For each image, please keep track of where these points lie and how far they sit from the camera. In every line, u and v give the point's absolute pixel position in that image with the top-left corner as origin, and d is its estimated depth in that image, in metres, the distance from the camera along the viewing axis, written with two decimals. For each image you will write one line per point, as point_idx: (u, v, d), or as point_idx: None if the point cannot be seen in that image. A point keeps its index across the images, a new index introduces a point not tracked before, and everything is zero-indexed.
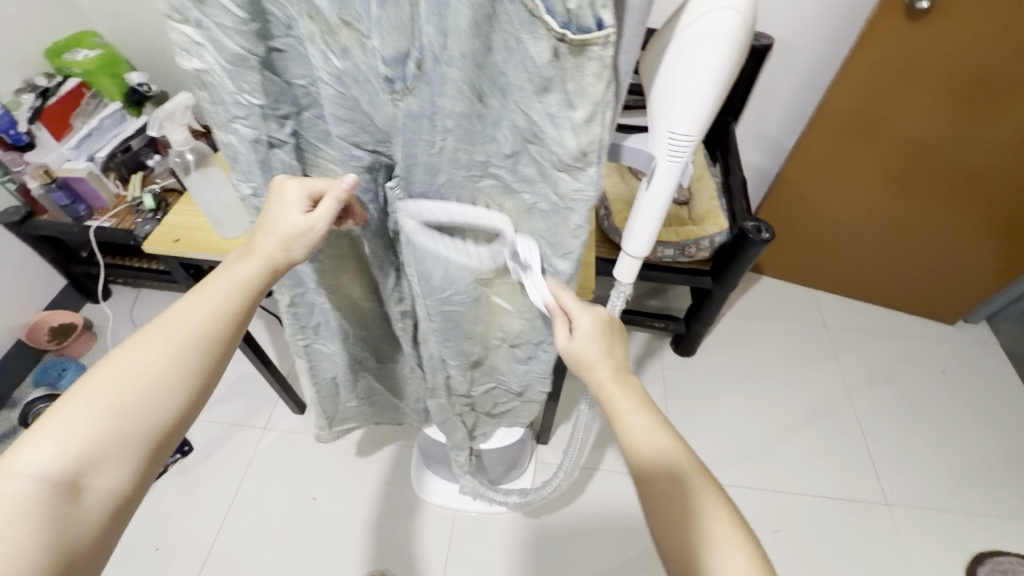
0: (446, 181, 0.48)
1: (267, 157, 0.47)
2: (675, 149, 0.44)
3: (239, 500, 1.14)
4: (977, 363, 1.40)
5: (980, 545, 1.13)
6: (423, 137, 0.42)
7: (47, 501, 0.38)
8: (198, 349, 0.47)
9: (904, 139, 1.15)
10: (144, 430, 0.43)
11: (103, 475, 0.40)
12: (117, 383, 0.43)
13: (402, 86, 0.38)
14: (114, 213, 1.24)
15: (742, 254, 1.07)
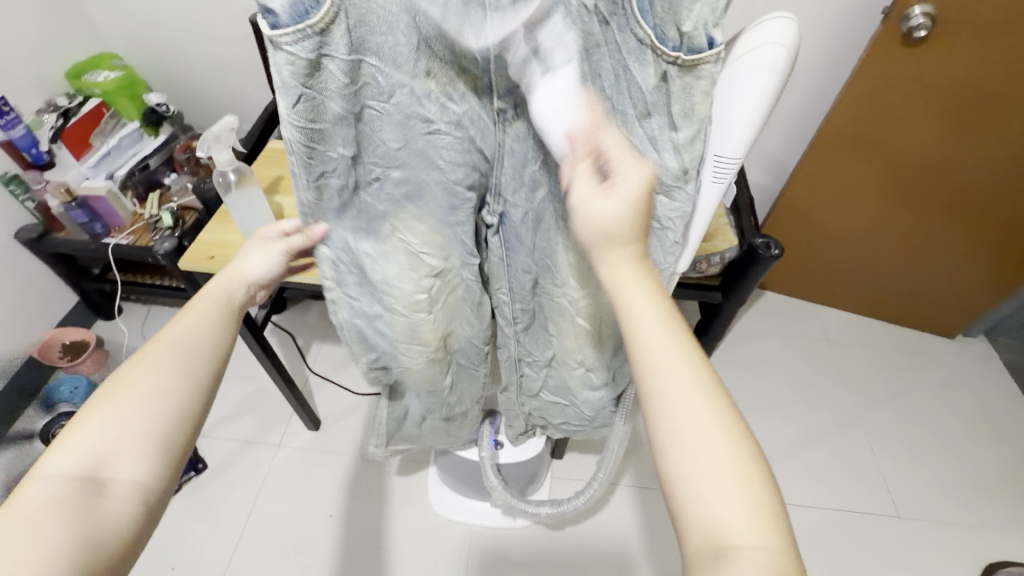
0: (545, 196, 0.54)
1: (348, 200, 0.52)
2: (721, 170, 0.50)
3: (254, 517, 1.14)
4: (978, 376, 1.44)
5: (990, 555, 1.14)
6: (529, 159, 0.51)
7: (72, 499, 0.41)
8: (198, 356, 0.47)
9: (902, 160, 1.20)
10: (163, 427, 0.44)
11: (125, 470, 0.42)
12: (122, 391, 0.44)
13: (511, 112, 0.47)
14: (131, 230, 1.27)
15: (753, 270, 1.09)
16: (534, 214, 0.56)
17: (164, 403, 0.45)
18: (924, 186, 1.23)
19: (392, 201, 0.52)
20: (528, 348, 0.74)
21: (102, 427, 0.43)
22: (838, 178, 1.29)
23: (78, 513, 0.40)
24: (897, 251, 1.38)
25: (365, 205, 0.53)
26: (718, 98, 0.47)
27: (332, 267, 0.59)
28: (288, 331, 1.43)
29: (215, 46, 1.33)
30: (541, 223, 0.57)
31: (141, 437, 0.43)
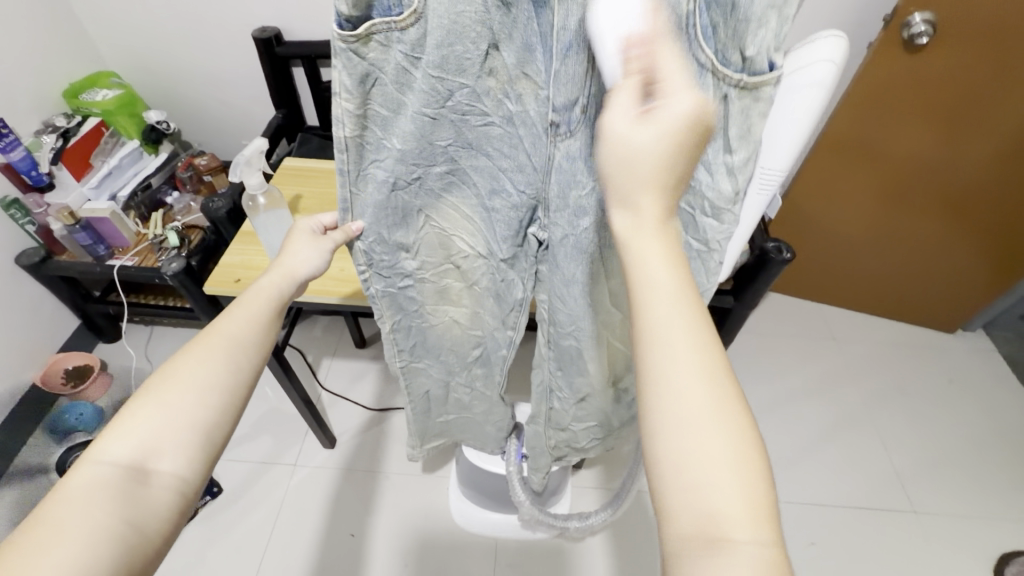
0: (591, 225, 0.51)
1: (392, 198, 0.53)
2: (766, 182, 0.51)
3: (273, 540, 1.11)
4: (978, 369, 1.47)
5: (1004, 546, 1.17)
6: (579, 180, 0.48)
7: (119, 484, 0.39)
8: (246, 348, 0.48)
9: (904, 160, 1.22)
10: (207, 421, 0.44)
11: (171, 459, 0.41)
12: (173, 380, 0.43)
13: (565, 128, 0.45)
14: (137, 251, 1.25)
15: (763, 273, 1.10)
16: (578, 241, 0.53)
17: (212, 394, 0.44)
18: (921, 187, 1.26)
19: (432, 194, 0.55)
20: (557, 382, 0.73)
21: (150, 417, 0.42)
22: (843, 184, 1.32)
23: (125, 501, 0.38)
24: (894, 249, 1.41)
25: (400, 203, 0.54)
26: (776, 113, 0.47)
27: (365, 257, 0.58)
28: (297, 349, 1.41)
29: (217, 65, 1.32)
30: (584, 253, 0.54)
31: (188, 426, 0.42)
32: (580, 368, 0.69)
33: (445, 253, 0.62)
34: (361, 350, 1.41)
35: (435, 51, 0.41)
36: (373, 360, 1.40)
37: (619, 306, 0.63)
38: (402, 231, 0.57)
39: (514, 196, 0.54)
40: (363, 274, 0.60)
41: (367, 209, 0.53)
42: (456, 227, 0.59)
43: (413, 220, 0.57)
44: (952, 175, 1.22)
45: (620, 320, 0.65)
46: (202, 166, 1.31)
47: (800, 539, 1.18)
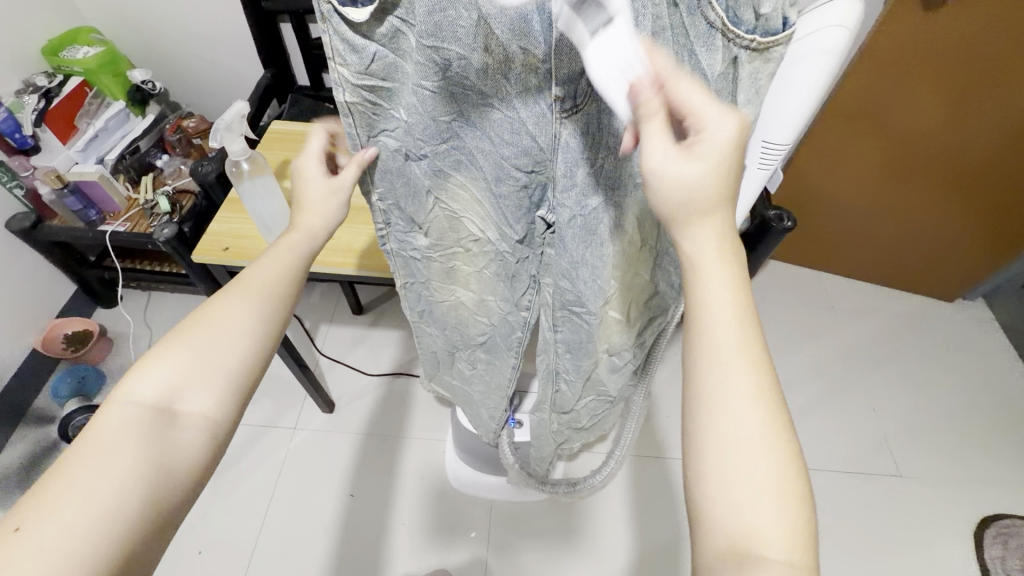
0: (600, 203, 0.46)
1: (402, 166, 0.50)
2: (768, 156, 0.49)
3: (276, 499, 1.15)
4: (974, 338, 1.47)
5: (987, 510, 1.20)
6: (586, 157, 0.43)
7: (151, 419, 0.41)
8: (273, 292, 0.49)
9: (912, 126, 1.18)
10: (236, 363, 0.45)
11: (197, 400, 0.43)
12: (205, 325, 0.45)
13: (572, 104, 0.39)
14: (128, 217, 1.23)
15: (761, 242, 1.08)
16: (586, 223, 0.48)
17: (239, 341, 0.46)
18: (938, 152, 1.21)
19: (439, 173, 0.50)
20: (564, 364, 0.69)
21: (179, 358, 0.44)
22: (861, 152, 1.27)
23: (154, 438, 0.41)
24: (889, 212, 1.38)
25: (408, 174, 0.51)
26: (779, 82, 0.43)
27: (382, 215, 0.57)
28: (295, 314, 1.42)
29: (201, 20, 1.26)
30: (594, 236, 0.49)
31: (215, 366, 0.44)
32: (587, 350, 0.65)
33: (455, 236, 0.58)
34: (358, 315, 1.42)
35: (426, 19, 0.36)
36: (370, 325, 1.41)
37: (620, 288, 0.57)
38: (415, 206, 0.55)
39: (513, 176, 0.47)
40: (381, 232, 0.59)
41: (383, 177, 0.52)
42: (468, 209, 0.54)
43: (422, 202, 0.54)
44: (959, 142, 1.18)
45: (625, 306, 0.61)
46: (191, 128, 1.29)
47: None
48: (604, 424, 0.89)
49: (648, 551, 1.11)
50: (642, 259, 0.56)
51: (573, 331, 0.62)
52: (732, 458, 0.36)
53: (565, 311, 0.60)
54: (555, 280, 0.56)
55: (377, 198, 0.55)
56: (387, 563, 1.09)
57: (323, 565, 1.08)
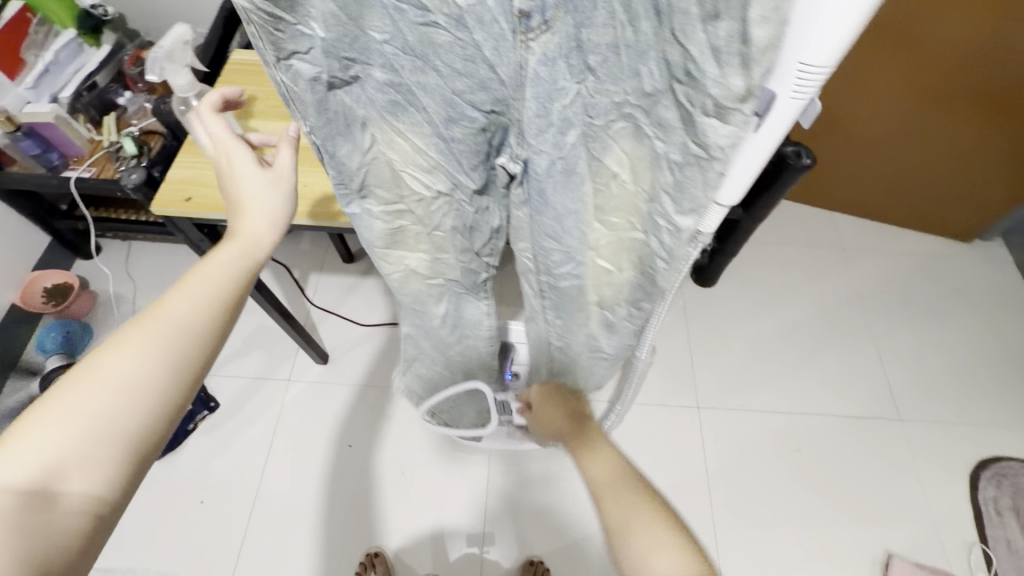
0: (578, 138, 0.42)
1: (327, 100, 0.39)
2: (801, 86, 0.39)
3: (275, 449, 1.15)
4: (988, 280, 1.42)
5: (985, 452, 1.20)
6: (560, 86, 0.38)
7: (18, 509, 0.36)
8: (184, 338, 0.43)
9: (937, 52, 1.08)
10: (132, 431, 0.40)
11: (80, 482, 0.38)
12: (96, 386, 0.40)
13: (538, 20, 0.33)
14: (93, 161, 1.12)
15: (777, 180, 1.00)
16: (567, 163, 0.44)
17: (132, 401, 0.40)
18: (961, 82, 1.11)
19: (371, 108, 0.41)
20: (556, 316, 0.67)
21: (59, 428, 0.38)
22: (880, 86, 1.18)
23: (22, 536, 0.35)
24: (908, 149, 1.29)
25: (338, 107, 0.40)
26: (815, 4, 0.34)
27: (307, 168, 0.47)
28: (282, 264, 1.36)
29: None
30: (573, 176, 0.45)
31: (104, 438, 0.39)
32: (577, 306, 0.63)
33: (399, 191, 0.50)
34: (349, 264, 1.36)
35: None
36: (362, 275, 1.35)
37: (610, 232, 0.52)
38: (342, 153, 0.44)
39: (470, 114, 0.41)
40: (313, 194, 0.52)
41: (309, 112, 0.40)
42: (422, 154, 0.46)
43: (359, 139, 0.44)
44: (979, 67, 1.08)
45: (614, 250, 0.54)
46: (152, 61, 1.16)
47: (785, 446, 1.20)
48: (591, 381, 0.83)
49: None
50: (631, 203, 0.49)
51: (558, 291, 0.61)
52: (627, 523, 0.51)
53: (548, 276, 0.59)
54: (532, 228, 0.53)
55: None
56: (388, 510, 1.10)
57: (325, 513, 1.09)
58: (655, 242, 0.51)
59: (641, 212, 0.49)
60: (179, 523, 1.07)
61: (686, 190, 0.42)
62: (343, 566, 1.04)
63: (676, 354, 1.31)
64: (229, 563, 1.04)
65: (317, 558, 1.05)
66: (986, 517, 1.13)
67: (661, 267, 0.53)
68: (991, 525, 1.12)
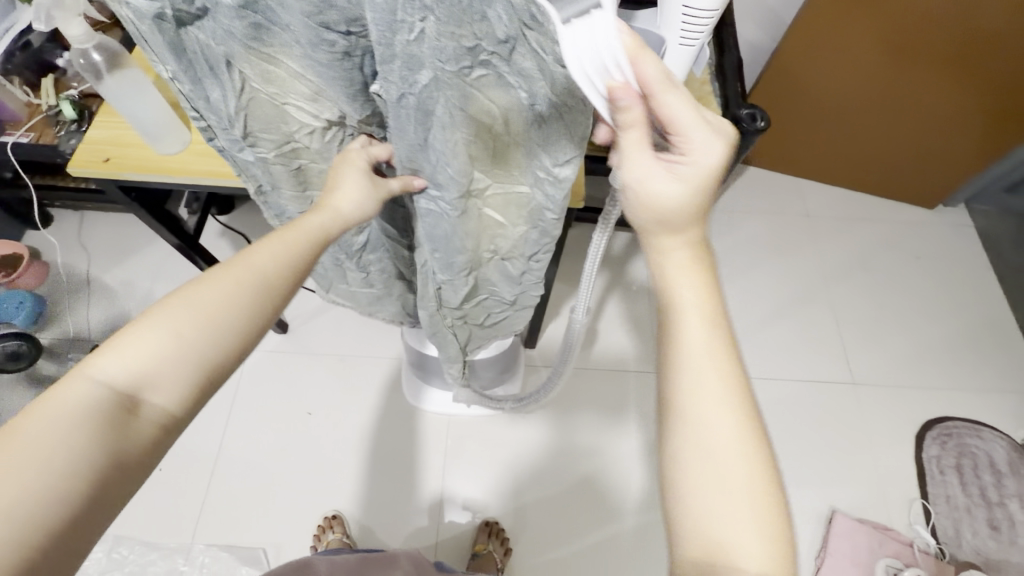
0: (431, 79, 0.40)
1: (180, 39, 0.41)
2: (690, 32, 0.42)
3: (234, 418, 1.14)
4: (949, 246, 1.43)
5: (934, 413, 1.23)
6: (402, 20, 0.35)
7: (105, 409, 0.36)
8: (275, 283, 0.44)
9: (906, 6, 1.07)
10: (214, 359, 0.40)
11: (163, 396, 0.38)
12: (197, 307, 0.40)
13: None
14: (31, 125, 1.06)
15: (733, 145, 0.99)
16: (421, 102, 0.42)
17: (221, 333, 0.40)
18: (930, 37, 1.11)
19: (232, 42, 0.41)
20: (434, 265, 0.63)
21: (155, 341, 0.39)
22: (851, 44, 1.17)
23: (107, 432, 0.36)
24: (874, 111, 1.28)
25: (198, 47, 0.42)
26: None
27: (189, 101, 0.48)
28: (241, 233, 1.32)
29: None
30: (431, 117, 0.44)
31: (191, 360, 0.39)
32: (455, 248, 0.59)
33: (281, 128, 0.51)
34: None
35: None
36: None
37: (496, 183, 0.52)
38: (211, 91, 0.46)
39: (327, 37, 0.38)
40: (203, 126, 0.51)
41: (167, 58, 0.42)
42: (298, 92, 0.46)
43: (224, 81, 0.45)
44: (947, 21, 1.07)
45: (501, 203, 0.54)
46: None
47: None
48: (510, 325, 0.82)
49: (605, 458, 1.13)
50: (511, 158, 0.48)
51: (434, 224, 0.56)
52: (705, 465, 0.39)
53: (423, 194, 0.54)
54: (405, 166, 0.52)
55: (168, 77, 0.45)
56: (350, 474, 1.11)
57: (285, 480, 1.09)
58: (541, 194, 0.52)
59: (523, 168, 0.49)
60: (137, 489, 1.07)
61: (554, 141, 0.45)
62: (303, 529, 1.06)
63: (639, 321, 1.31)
64: (189, 527, 1.04)
65: (277, 522, 1.06)
66: (929, 475, 1.17)
67: (550, 220, 0.55)
68: (933, 482, 1.16)
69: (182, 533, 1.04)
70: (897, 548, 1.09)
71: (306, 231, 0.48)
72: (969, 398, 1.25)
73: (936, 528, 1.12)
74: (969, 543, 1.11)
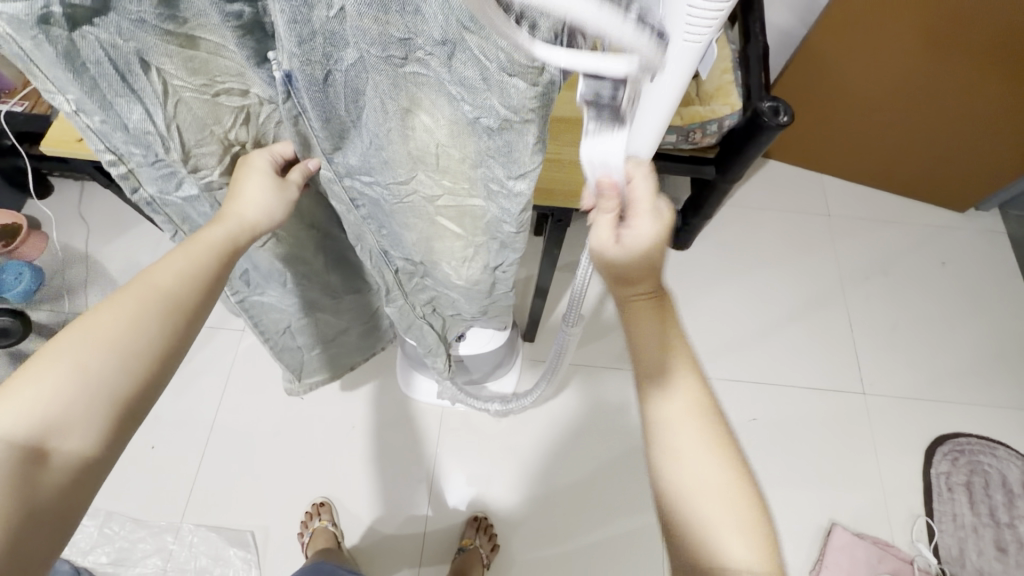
0: (357, 59, 0.38)
1: (73, 46, 0.38)
2: (695, 25, 0.37)
3: (227, 400, 1.13)
4: (977, 253, 1.36)
5: (946, 428, 1.18)
6: None
7: (11, 462, 0.36)
8: (181, 305, 0.44)
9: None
10: (122, 392, 0.41)
11: (75, 440, 0.38)
12: (95, 344, 0.40)
13: None
14: (25, 94, 1.04)
15: (752, 141, 0.92)
16: (350, 84, 0.40)
17: (126, 365, 0.41)
18: (971, 29, 1.02)
19: (137, 35, 0.39)
20: (388, 246, 0.61)
21: (55, 386, 0.38)
22: (886, 33, 1.08)
23: (19, 485, 0.36)
24: (900, 107, 1.20)
25: (98, 51, 0.39)
26: None
27: (101, 138, 0.47)
28: None
29: None
30: (362, 99, 0.42)
31: (97, 398, 0.39)
32: (402, 223, 0.56)
33: (214, 133, 0.49)
34: None
35: None
36: None
37: (448, 194, 0.52)
38: (128, 112, 0.45)
39: (230, 9, 0.38)
40: (115, 161, 0.49)
41: (62, 76, 0.40)
42: (225, 72, 0.44)
43: (140, 88, 0.43)
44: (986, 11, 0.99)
45: (456, 213, 0.54)
46: None
47: (743, 414, 1.19)
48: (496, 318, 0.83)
49: (600, 458, 1.11)
50: (460, 169, 0.48)
51: (374, 206, 0.55)
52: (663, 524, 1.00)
53: (349, 180, 0.51)
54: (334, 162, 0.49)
55: (70, 108, 0.44)
56: (341, 462, 1.10)
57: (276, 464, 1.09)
58: (495, 208, 0.51)
59: (471, 178, 0.48)
60: (129, 465, 1.07)
61: (514, 151, 0.42)
62: (291, 514, 1.05)
63: None
64: (179, 506, 1.05)
65: (265, 506, 1.06)
66: (936, 492, 1.12)
67: (509, 232, 0.53)
68: (939, 500, 1.12)
69: (173, 512, 1.04)
70: (896, 564, 1.06)
71: (204, 242, 0.46)
72: (987, 415, 1.19)
73: (939, 547, 1.09)
74: (972, 564, 1.07)
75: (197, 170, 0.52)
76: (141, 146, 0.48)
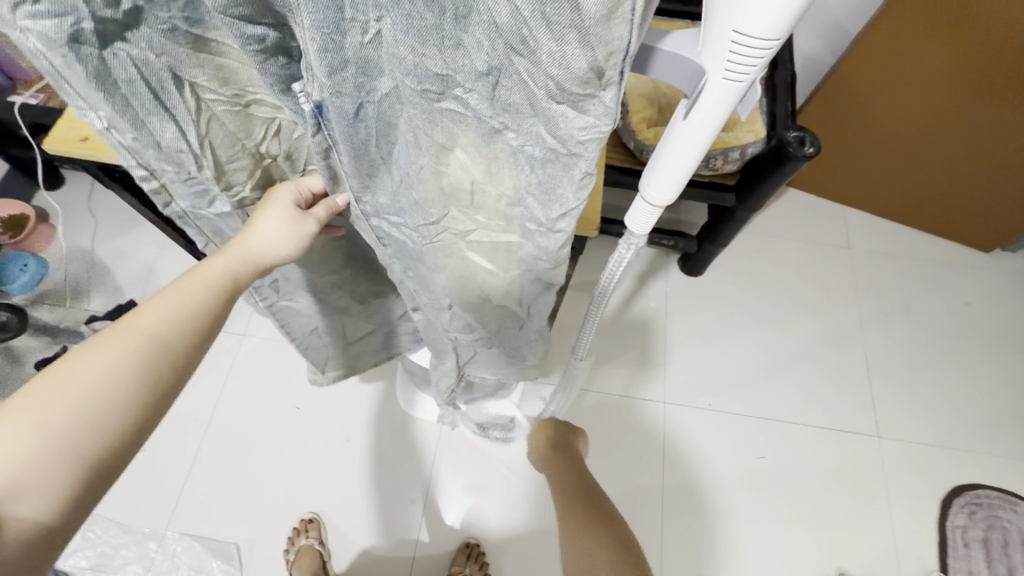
0: (392, 88, 0.36)
1: (102, 65, 0.37)
2: (735, 61, 0.35)
3: (222, 406, 1.11)
4: (1003, 296, 1.30)
5: (964, 478, 1.13)
6: (351, 20, 0.31)
7: None
8: (167, 347, 0.42)
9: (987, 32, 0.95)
10: (95, 442, 0.38)
11: (30, 504, 0.35)
12: (69, 388, 0.38)
13: None
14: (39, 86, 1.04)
15: (775, 171, 0.89)
16: (381, 112, 0.38)
17: (102, 413, 0.39)
18: (1009, 68, 0.99)
19: (165, 47, 0.37)
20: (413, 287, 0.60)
21: (20, 437, 0.36)
22: (919, 70, 1.05)
23: None
24: (930, 144, 1.17)
25: (126, 68, 0.38)
26: None
27: (133, 155, 0.45)
28: None
29: None
30: (393, 130, 0.40)
31: (65, 451, 0.37)
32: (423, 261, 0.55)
33: (245, 147, 0.48)
34: None
35: None
36: None
37: (480, 229, 0.48)
38: (161, 130, 0.43)
39: (252, 32, 0.35)
40: (150, 181, 0.48)
41: (91, 94, 0.39)
42: (254, 83, 0.42)
43: (173, 104, 0.41)
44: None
45: (488, 250, 0.51)
46: None
47: (752, 452, 1.14)
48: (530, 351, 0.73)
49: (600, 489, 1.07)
50: (495, 207, 0.45)
51: (399, 243, 0.53)
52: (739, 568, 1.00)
53: (378, 219, 0.51)
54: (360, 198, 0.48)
55: (102, 125, 0.42)
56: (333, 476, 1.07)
57: (266, 475, 1.06)
58: (531, 245, 0.48)
59: (507, 216, 0.45)
60: None
61: (553, 192, 0.39)
62: (277, 529, 1.02)
63: (652, 345, 1.23)
64: (164, 513, 1.02)
65: (252, 518, 1.03)
66: (951, 547, 1.07)
67: (542, 269, 0.50)
68: (954, 555, 1.06)
69: (158, 518, 1.02)
70: None
71: (202, 279, 0.46)
72: (1008, 468, 1.14)
73: None
74: None
75: (231, 187, 0.51)
76: (172, 163, 0.46)
